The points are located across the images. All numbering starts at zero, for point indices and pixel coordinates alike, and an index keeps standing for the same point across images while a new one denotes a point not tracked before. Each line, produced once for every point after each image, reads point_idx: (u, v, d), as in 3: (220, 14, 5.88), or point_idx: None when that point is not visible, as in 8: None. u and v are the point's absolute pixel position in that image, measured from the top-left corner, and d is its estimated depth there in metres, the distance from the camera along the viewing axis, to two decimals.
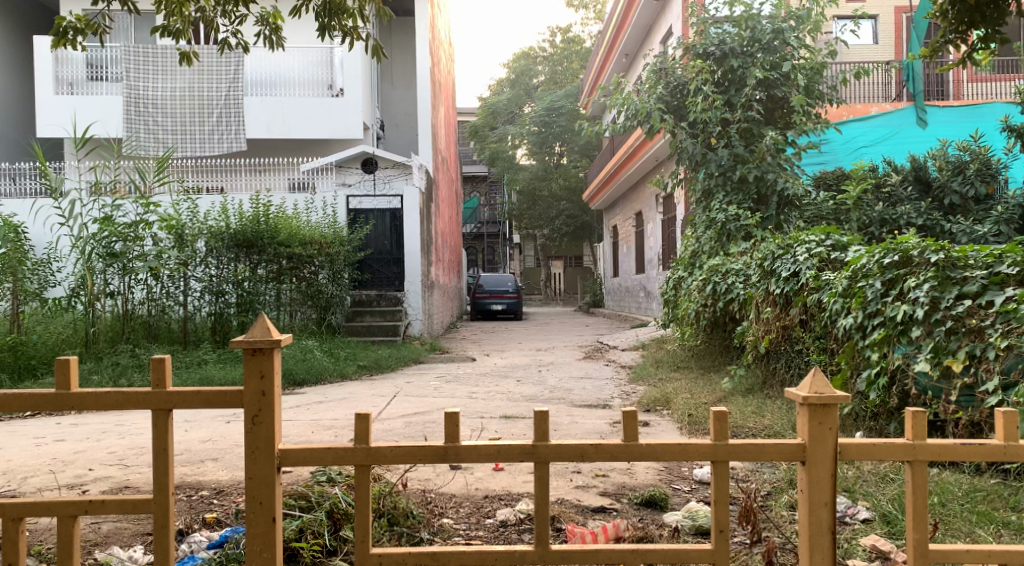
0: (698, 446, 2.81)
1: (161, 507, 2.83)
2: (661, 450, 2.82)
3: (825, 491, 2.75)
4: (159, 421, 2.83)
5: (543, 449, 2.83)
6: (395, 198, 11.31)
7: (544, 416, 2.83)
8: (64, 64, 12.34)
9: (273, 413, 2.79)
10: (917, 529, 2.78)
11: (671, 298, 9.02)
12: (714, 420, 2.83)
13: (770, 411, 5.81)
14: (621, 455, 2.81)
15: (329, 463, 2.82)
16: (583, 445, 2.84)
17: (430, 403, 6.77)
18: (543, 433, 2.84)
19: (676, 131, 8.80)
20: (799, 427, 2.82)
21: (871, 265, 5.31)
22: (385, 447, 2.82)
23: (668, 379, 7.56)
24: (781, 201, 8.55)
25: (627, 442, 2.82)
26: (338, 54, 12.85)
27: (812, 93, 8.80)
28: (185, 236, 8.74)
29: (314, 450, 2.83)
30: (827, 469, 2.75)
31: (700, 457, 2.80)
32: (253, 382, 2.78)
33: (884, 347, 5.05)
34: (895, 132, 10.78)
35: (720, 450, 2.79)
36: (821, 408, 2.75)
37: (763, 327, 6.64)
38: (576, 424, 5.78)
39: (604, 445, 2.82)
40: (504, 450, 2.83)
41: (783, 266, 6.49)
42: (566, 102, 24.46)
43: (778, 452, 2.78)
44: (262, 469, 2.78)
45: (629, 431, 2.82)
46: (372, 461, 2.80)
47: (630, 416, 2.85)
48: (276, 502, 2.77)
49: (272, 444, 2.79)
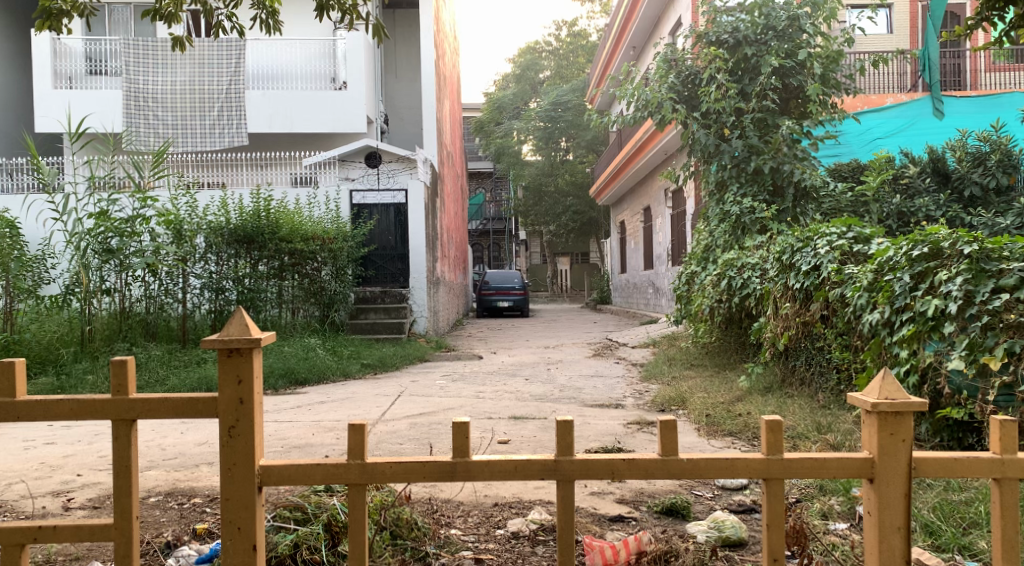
0: (747, 462, 2.62)
1: (121, 534, 2.63)
2: (703, 465, 2.64)
3: (898, 514, 2.57)
4: (121, 432, 2.63)
5: (566, 465, 2.64)
6: (400, 193, 11.07)
7: (566, 429, 2.63)
8: (63, 58, 12.18)
9: (251, 425, 2.60)
10: (1007, 555, 2.60)
11: (685, 293, 8.75)
12: (767, 432, 2.64)
13: (791, 411, 5.55)
14: (658, 471, 2.64)
15: (319, 482, 2.63)
16: (614, 461, 2.65)
17: (436, 402, 6.54)
18: (568, 445, 2.66)
19: (688, 121, 8.51)
20: (865, 438, 2.63)
21: (899, 258, 5.06)
22: (383, 463, 2.64)
23: (682, 377, 7.30)
24: (798, 193, 8.27)
25: (664, 457, 2.63)
26: (341, 47, 12.64)
27: (828, 81, 8.47)
28: (184, 231, 8.52)
29: (300, 467, 2.64)
30: (901, 488, 2.57)
31: (749, 473, 2.62)
32: (229, 390, 2.60)
33: (914, 344, 4.80)
34: (912, 123, 10.50)
35: (773, 465, 2.61)
36: (891, 415, 2.56)
37: (782, 323, 6.37)
38: (589, 425, 5.54)
39: (636, 460, 2.64)
40: (522, 466, 2.64)
41: (803, 260, 6.23)
42: (572, 96, 24.42)
43: (843, 468, 2.59)
44: (241, 488, 2.59)
45: (666, 446, 2.64)
46: (366, 479, 2.62)
47: (668, 427, 2.66)
48: (257, 525, 2.58)
49: (252, 460, 2.60)
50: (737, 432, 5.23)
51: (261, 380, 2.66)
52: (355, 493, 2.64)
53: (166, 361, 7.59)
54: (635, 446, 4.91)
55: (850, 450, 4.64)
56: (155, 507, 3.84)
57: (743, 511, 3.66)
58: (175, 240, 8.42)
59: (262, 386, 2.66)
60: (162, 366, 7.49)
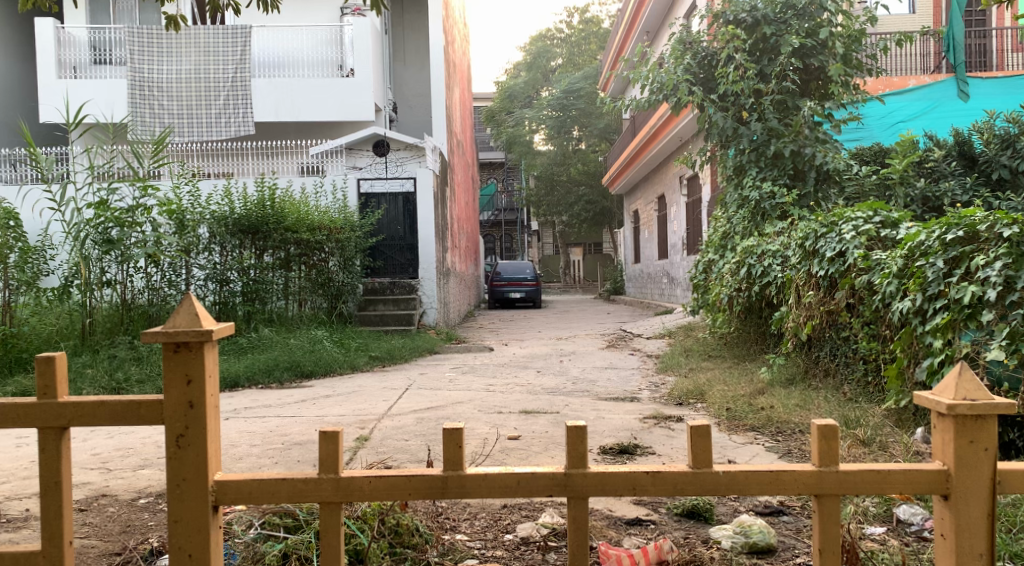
0: (795, 476, 2.48)
1: (50, 560, 2.51)
2: (742, 480, 2.50)
3: (981, 538, 2.41)
4: (51, 442, 2.50)
5: (578, 478, 2.50)
6: (408, 181, 10.84)
7: (578, 439, 2.48)
8: (67, 47, 12.02)
9: (200, 435, 2.46)
10: None
11: (702, 282, 8.49)
12: (820, 441, 2.48)
13: (817, 404, 5.28)
14: (687, 485, 2.50)
15: (285, 500, 2.49)
16: (637, 474, 2.49)
17: (444, 396, 6.32)
18: (581, 456, 2.51)
19: (704, 105, 8.23)
20: (938, 446, 2.47)
21: (931, 242, 4.76)
22: (360, 479, 2.49)
23: (699, 369, 7.04)
24: (820, 176, 7.95)
25: (695, 470, 2.49)
26: (348, 32, 12.39)
27: (850, 62, 8.12)
28: (187, 221, 8.22)
29: (258, 484, 2.49)
30: (982, 507, 2.41)
31: (798, 488, 2.48)
32: (175, 392, 2.45)
33: (949, 333, 4.53)
34: (936, 105, 10.08)
35: (825, 478, 2.47)
36: (967, 419, 2.40)
37: (805, 312, 6.10)
38: (603, 419, 5.29)
39: (661, 474, 2.49)
40: (525, 481, 2.50)
41: (827, 246, 5.93)
42: (585, 83, 24.00)
43: (911, 483, 2.45)
44: (191, 509, 2.46)
45: (697, 457, 2.49)
46: (341, 495, 2.49)
47: (700, 437, 2.51)
48: (209, 548, 2.46)
49: (202, 476, 2.46)
50: (760, 427, 4.97)
51: (214, 377, 2.51)
52: (328, 510, 2.49)
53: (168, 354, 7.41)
54: (653, 443, 4.66)
55: (881, 446, 4.38)
56: (143, 509, 3.63)
57: (770, 513, 3.40)
58: (178, 230, 8.13)
59: (214, 387, 2.50)
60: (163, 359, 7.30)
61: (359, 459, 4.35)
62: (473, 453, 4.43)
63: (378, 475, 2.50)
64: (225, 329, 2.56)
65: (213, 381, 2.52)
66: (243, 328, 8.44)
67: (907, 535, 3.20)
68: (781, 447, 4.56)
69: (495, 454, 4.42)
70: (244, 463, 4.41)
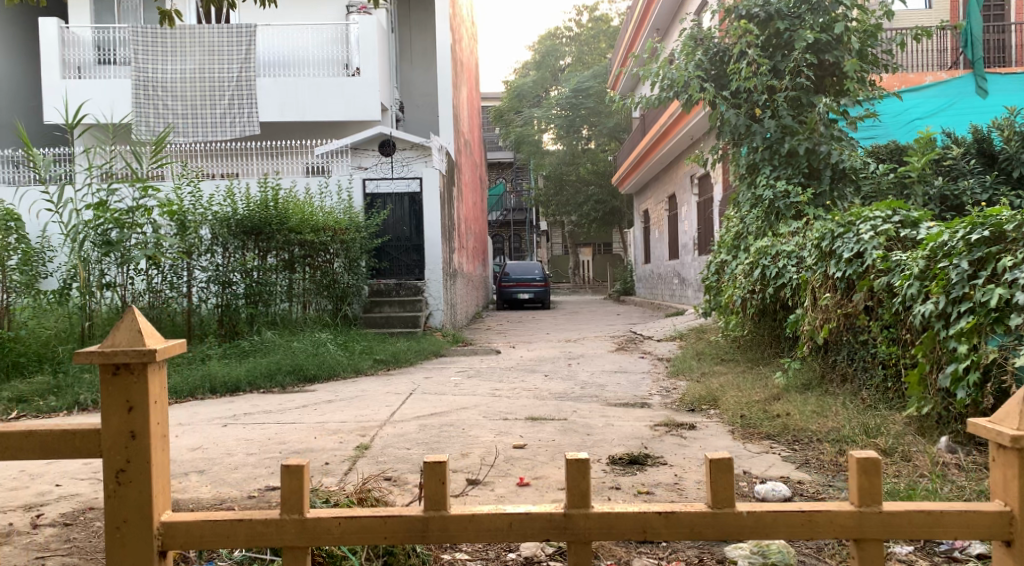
0: (832, 517, 2.43)
1: None
2: (770, 521, 2.45)
3: None
4: None
5: (579, 519, 2.46)
6: (414, 181, 10.69)
7: (579, 473, 2.44)
8: (71, 47, 11.90)
9: (141, 469, 2.46)
10: None
11: (714, 283, 8.30)
12: (865, 480, 2.43)
13: (835, 411, 5.07)
14: (708, 528, 2.44)
15: (242, 542, 2.47)
16: (649, 516, 2.46)
17: (449, 401, 6.16)
18: (582, 493, 2.46)
19: (716, 102, 8.03)
20: (999, 484, 2.45)
21: (955, 243, 4.57)
22: (328, 521, 2.46)
23: (712, 373, 6.84)
24: (835, 175, 7.73)
25: (715, 510, 2.44)
26: (354, 31, 12.26)
27: (865, 58, 7.93)
28: (188, 222, 8.07)
29: (206, 526, 2.48)
30: None
31: (838, 529, 2.43)
32: (115, 422, 2.45)
33: (974, 338, 4.33)
34: (953, 102, 9.85)
35: (866, 519, 2.42)
36: None
37: (822, 314, 5.91)
38: (612, 426, 5.11)
39: (674, 515, 2.46)
40: (518, 524, 2.46)
41: (844, 247, 5.73)
42: (594, 82, 23.82)
43: (968, 526, 2.41)
44: (134, 549, 2.45)
45: (718, 496, 2.44)
46: (306, 536, 2.46)
47: (723, 475, 2.44)
48: None
49: (145, 516, 2.45)
50: (777, 435, 4.78)
51: (157, 404, 2.51)
52: (291, 553, 2.47)
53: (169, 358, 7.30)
54: (664, 452, 4.47)
55: (905, 457, 4.17)
56: None
57: None
58: (179, 232, 7.99)
59: (158, 416, 2.50)
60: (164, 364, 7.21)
61: (359, 470, 4.18)
62: (477, 462, 4.26)
63: (348, 518, 2.47)
64: (172, 348, 2.56)
65: (159, 408, 2.52)
66: (246, 331, 8.29)
67: (936, 555, 3.07)
68: (798, 457, 4.35)
69: (499, 463, 4.25)
70: (239, 473, 4.25)
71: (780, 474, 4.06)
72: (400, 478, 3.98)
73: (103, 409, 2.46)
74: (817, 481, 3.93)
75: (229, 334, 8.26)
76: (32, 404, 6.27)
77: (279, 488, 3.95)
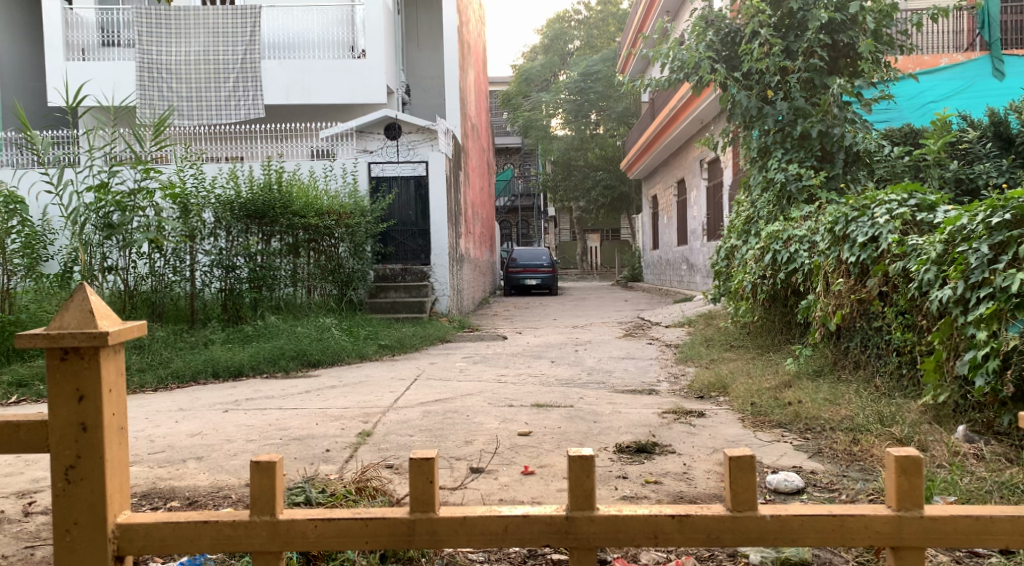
0: (868, 522, 2.32)
1: None
2: (795, 526, 2.34)
3: None
4: None
5: (583, 523, 2.36)
6: (420, 165, 10.57)
7: (582, 470, 2.34)
8: (75, 28, 11.78)
9: (94, 459, 2.36)
10: None
11: (724, 269, 8.16)
12: (905, 482, 2.32)
13: (848, 398, 4.95)
14: (724, 533, 2.34)
15: (206, 548, 2.38)
16: (659, 520, 2.35)
17: (454, 387, 6.07)
18: (585, 492, 2.36)
19: (727, 83, 7.86)
20: None
21: (975, 227, 4.44)
22: (303, 524, 2.36)
23: (721, 360, 6.72)
24: (849, 158, 7.57)
25: (734, 514, 2.34)
26: (360, 13, 12.12)
27: (880, 38, 7.72)
28: (191, 205, 7.94)
29: (163, 529, 2.38)
30: None
31: (871, 535, 2.32)
32: (64, 413, 2.36)
33: (993, 325, 4.20)
34: (969, 85, 9.66)
35: (905, 523, 2.31)
36: None
37: (834, 300, 5.78)
38: (620, 413, 5.01)
39: (689, 520, 2.35)
40: (512, 528, 2.36)
41: (857, 231, 5.59)
42: (603, 66, 23.50)
43: (1021, 534, 2.30)
44: (87, 548, 2.36)
45: (738, 499, 2.33)
46: (275, 540, 2.37)
47: (746, 475, 2.33)
48: None
49: (98, 513, 2.36)
50: (788, 424, 4.67)
51: (112, 393, 2.41)
52: (261, 556, 2.38)
53: (171, 343, 7.27)
54: (672, 440, 4.36)
55: (922, 447, 4.03)
56: None
57: None
58: (182, 214, 7.88)
59: (112, 406, 2.40)
60: (165, 348, 7.17)
61: (360, 457, 4.09)
62: (481, 450, 4.17)
63: (325, 520, 2.37)
64: (128, 330, 2.46)
65: (114, 396, 2.42)
66: (249, 316, 8.20)
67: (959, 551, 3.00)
68: (811, 446, 4.23)
69: (503, 451, 4.15)
70: (238, 460, 4.16)
71: (792, 463, 3.94)
72: (401, 466, 3.88)
73: (51, 399, 2.36)
74: (831, 471, 3.81)
75: (233, 318, 8.18)
76: (31, 388, 6.21)
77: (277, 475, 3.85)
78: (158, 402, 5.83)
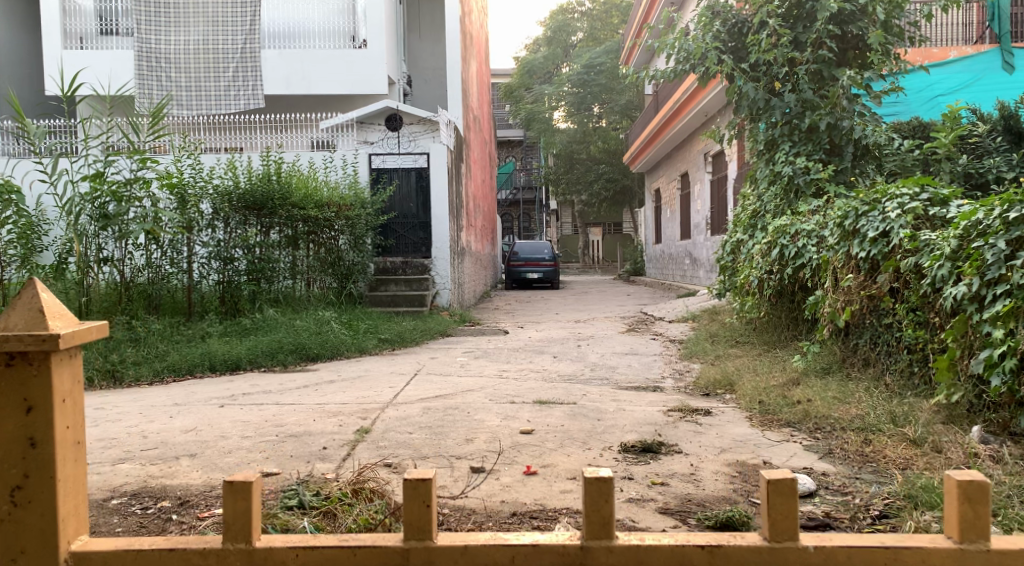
0: (922, 553, 2.20)
1: None
2: (841, 557, 2.21)
3: None
4: None
5: (600, 552, 2.23)
6: (421, 156, 10.44)
7: (598, 492, 2.23)
8: (72, 16, 11.61)
9: (44, 475, 2.26)
10: None
11: (730, 264, 8.03)
12: (960, 509, 2.19)
13: (858, 397, 4.83)
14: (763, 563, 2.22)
15: None
16: (688, 549, 2.23)
17: (455, 382, 5.96)
18: (603, 518, 2.24)
19: (734, 74, 7.72)
20: None
21: (991, 221, 4.32)
22: (283, 551, 2.24)
23: (727, 357, 6.59)
24: (858, 151, 7.44)
25: (772, 543, 2.22)
26: (360, 2, 11.96)
27: (890, 29, 7.57)
28: (188, 196, 7.80)
29: (124, 555, 2.26)
30: None
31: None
32: (13, 427, 2.27)
33: (1010, 322, 4.08)
34: (978, 78, 9.50)
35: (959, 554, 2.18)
36: None
37: (843, 296, 5.64)
38: (624, 411, 4.89)
39: (724, 550, 2.23)
40: (521, 557, 2.24)
41: (868, 226, 5.46)
42: (606, 58, 23.32)
43: None
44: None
45: (777, 526, 2.22)
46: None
47: (786, 500, 2.21)
48: None
49: (46, 532, 2.25)
50: (797, 423, 4.55)
51: (65, 403, 2.31)
52: None
53: (167, 336, 7.15)
54: (678, 439, 4.24)
55: (935, 448, 3.90)
56: (114, 512, 3.32)
57: (817, 527, 3.08)
58: (179, 205, 7.74)
59: (65, 419, 2.30)
60: (161, 341, 7.04)
61: (358, 456, 3.98)
62: (482, 448, 4.05)
63: (308, 547, 2.24)
64: (85, 335, 2.36)
65: (68, 407, 2.33)
66: (247, 309, 8.09)
67: None
68: (821, 447, 4.11)
69: (505, 450, 4.03)
70: (232, 457, 4.04)
71: (803, 465, 3.82)
72: (400, 466, 3.77)
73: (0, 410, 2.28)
74: (843, 473, 3.69)
75: (230, 311, 8.05)
76: None
77: (272, 474, 3.73)
78: (152, 397, 5.72)
